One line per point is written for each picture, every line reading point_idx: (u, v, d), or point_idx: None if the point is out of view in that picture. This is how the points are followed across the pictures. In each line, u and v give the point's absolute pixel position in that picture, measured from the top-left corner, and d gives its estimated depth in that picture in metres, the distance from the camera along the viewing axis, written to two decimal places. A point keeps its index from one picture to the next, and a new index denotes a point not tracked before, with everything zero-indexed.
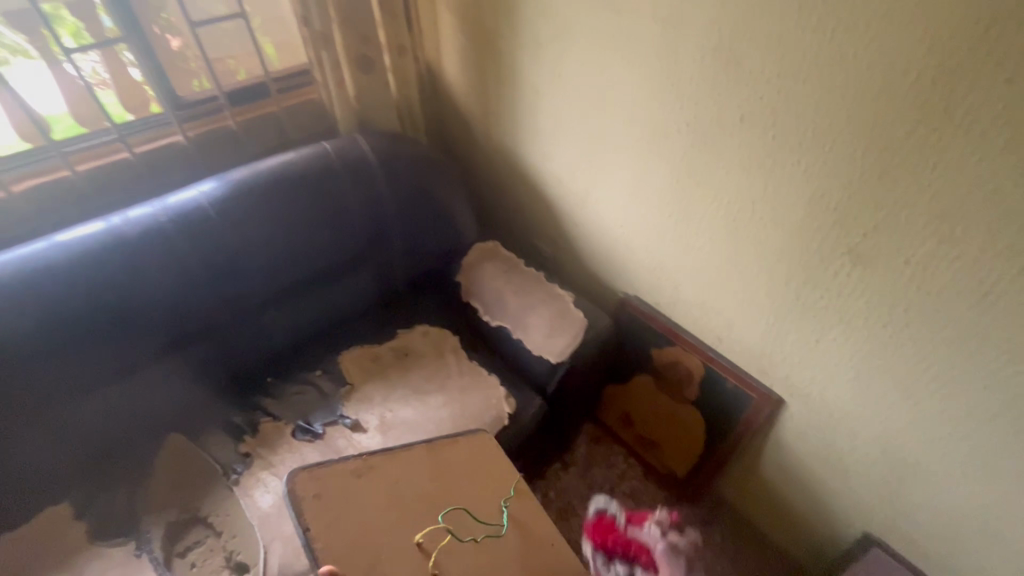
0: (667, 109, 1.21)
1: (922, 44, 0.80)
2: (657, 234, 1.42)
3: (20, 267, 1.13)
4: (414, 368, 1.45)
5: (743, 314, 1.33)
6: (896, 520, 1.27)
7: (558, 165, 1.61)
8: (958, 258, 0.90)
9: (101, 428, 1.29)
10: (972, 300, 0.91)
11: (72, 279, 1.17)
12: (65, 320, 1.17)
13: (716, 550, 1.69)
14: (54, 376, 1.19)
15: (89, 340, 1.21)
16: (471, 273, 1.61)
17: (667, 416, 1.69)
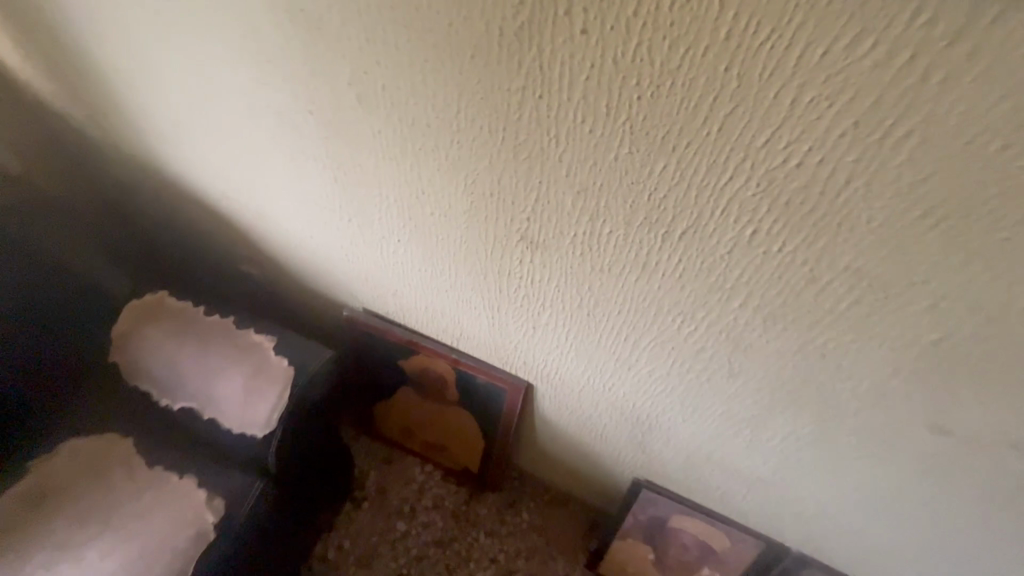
0: (280, 93, 0.90)
1: None
2: (348, 242, 1.15)
3: None
4: (64, 510, 1.04)
5: (465, 312, 1.16)
6: (652, 464, 1.29)
7: (209, 175, 1.22)
8: (612, 234, 0.77)
9: None
10: (638, 274, 0.82)
11: None
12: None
13: (528, 527, 1.65)
14: None
15: None
16: (129, 346, 1.18)
17: (443, 420, 1.54)
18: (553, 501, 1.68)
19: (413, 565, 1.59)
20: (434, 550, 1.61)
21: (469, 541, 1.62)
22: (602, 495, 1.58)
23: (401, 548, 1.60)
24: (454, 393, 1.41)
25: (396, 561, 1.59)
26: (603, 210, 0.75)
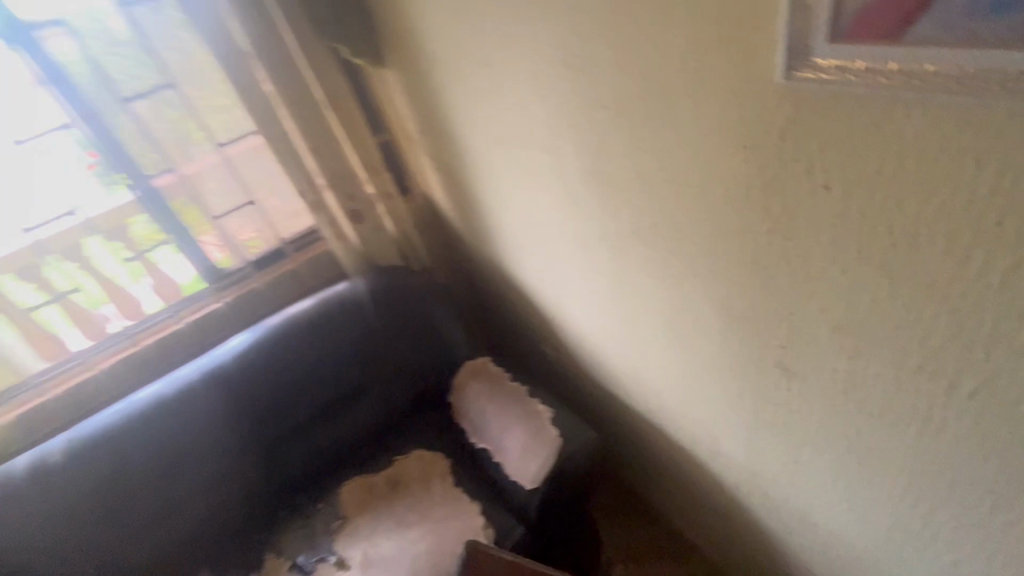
0: (582, 224, 1.17)
1: (734, 155, 0.70)
2: (621, 339, 1.33)
3: (100, 427, 1.51)
4: (403, 498, 1.48)
5: (720, 427, 1.15)
6: None
7: (533, 273, 1.62)
8: (877, 374, 0.71)
9: (133, 561, 1.51)
10: (920, 427, 0.70)
11: (110, 449, 1.49)
12: (69, 494, 1.46)
13: None
14: (115, 529, 1.49)
15: (142, 492, 1.51)
16: (460, 392, 1.64)
17: (713, 541, 1.53)
18: None
19: None
20: None
21: None
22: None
23: None
24: (729, 523, 1.39)
25: None
26: (861, 352, 0.70)
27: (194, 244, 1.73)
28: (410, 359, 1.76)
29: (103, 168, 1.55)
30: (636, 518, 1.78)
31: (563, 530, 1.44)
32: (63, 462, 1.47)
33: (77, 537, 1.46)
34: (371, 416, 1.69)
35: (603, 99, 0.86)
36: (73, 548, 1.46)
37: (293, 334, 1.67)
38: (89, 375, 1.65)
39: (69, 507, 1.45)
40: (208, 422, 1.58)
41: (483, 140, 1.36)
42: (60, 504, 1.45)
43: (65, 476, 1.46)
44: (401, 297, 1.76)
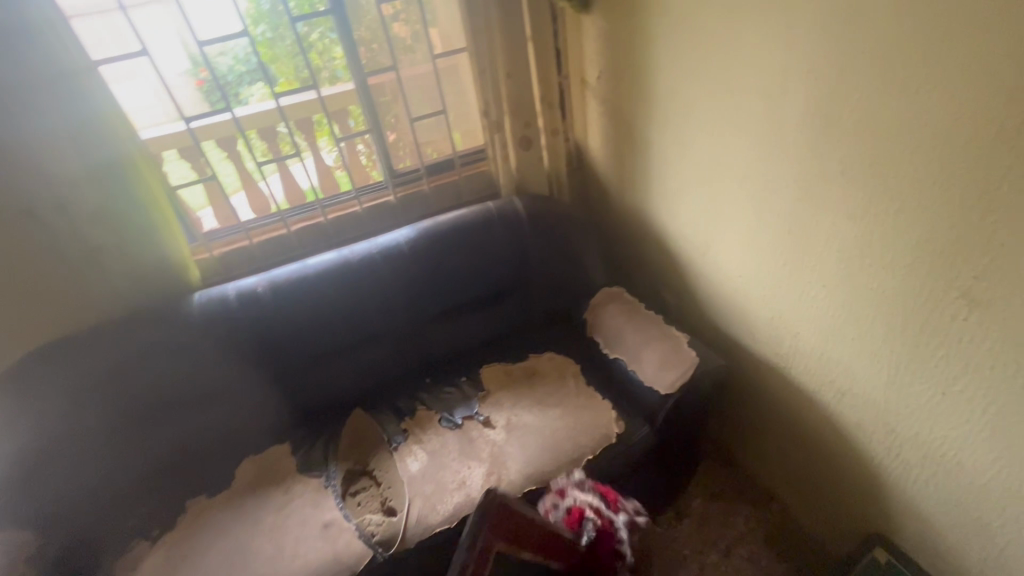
0: (778, 168, 1.34)
1: (996, 99, 0.89)
2: (773, 282, 1.49)
3: (292, 273, 1.72)
4: (540, 386, 1.70)
5: (865, 366, 1.31)
6: None
7: (682, 220, 1.79)
8: None
9: (295, 390, 1.74)
10: None
11: (300, 292, 1.69)
12: (262, 325, 1.66)
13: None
14: (288, 360, 1.72)
15: (315, 337, 1.72)
16: (597, 312, 1.84)
17: (798, 489, 1.69)
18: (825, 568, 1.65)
19: None
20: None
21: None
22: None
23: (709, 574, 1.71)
24: (833, 470, 1.54)
25: None
26: None
27: (386, 141, 1.98)
28: (552, 279, 1.93)
29: (210, 84, 1.66)
30: (717, 467, 1.95)
31: (679, 443, 1.63)
32: (265, 293, 1.68)
33: (267, 361, 1.69)
34: (507, 317, 1.94)
35: (865, 48, 1.05)
36: (257, 366, 1.69)
37: (459, 233, 1.83)
38: (285, 232, 1.95)
39: (260, 336, 1.67)
40: (379, 291, 1.77)
41: (687, 86, 1.55)
42: (253, 331, 1.66)
43: (261, 306, 1.67)
44: (557, 221, 1.92)
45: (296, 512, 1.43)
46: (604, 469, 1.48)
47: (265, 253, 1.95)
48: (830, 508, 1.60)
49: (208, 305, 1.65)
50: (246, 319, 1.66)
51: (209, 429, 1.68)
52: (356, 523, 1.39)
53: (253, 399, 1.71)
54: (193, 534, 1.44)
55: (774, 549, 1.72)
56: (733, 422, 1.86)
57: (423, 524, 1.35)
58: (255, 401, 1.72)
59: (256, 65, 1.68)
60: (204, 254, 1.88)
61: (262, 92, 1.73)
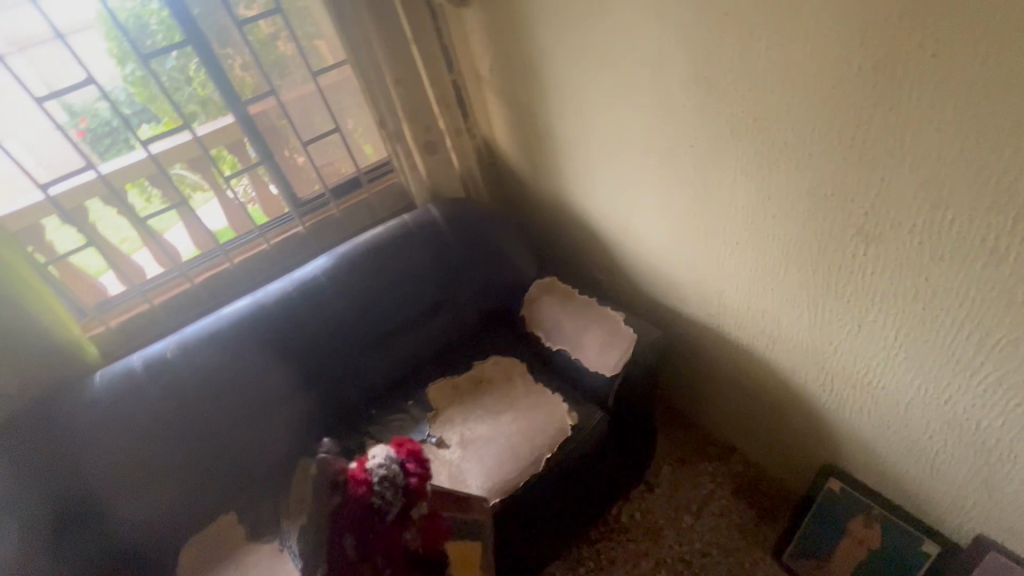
0: (674, 136, 1.35)
1: (850, 41, 0.91)
2: (691, 247, 1.51)
3: (202, 330, 1.58)
4: (489, 393, 1.65)
5: (787, 312, 1.35)
6: (993, 505, 1.18)
7: (598, 200, 1.78)
8: (954, 218, 0.93)
9: (231, 455, 1.61)
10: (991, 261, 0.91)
11: (215, 348, 1.57)
12: (178, 392, 1.53)
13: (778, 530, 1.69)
14: (216, 425, 1.57)
15: (241, 392, 1.60)
16: (533, 306, 1.81)
17: (754, 438, 1.75)
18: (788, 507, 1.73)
19: (699, 553, 1.70)
20: (707, 531, 1.74)
21: (728, 533, 1.72)
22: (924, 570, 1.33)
23: (687, 538, 1.74)
24: (780, 415, 1.59)
25: (680, 547, 1.73)
26: (944, 200, 0.92)
27: (283, 171, 1.87)
28: (483, 282, 1.89)
29: (94, 134, 1.55)
30: (676, 433, 1.99)
31: (635, 422, 1.63)
32: (176, 356, 1.54)
33: (192, 429, 1.55)
34: (445, 329, 1.88)
35: (727, 8, 1.06)
36: (180, 438, 1.53)
37: (378, 254, 1.75)
38: (189, 286, 1.79)
39: (180, 404, 1.53)
40: (303, 330, 1.66)
41: (574, 67, 1.53)
42: (170, 401, 1.52)
43: (174, 372, 1.53)
44: (477, 223, 1.88)
45: None
46: (566, 465, 1.46)
47: (171, 313, 1.79)
48: (785, 450, 1.66)
49: (111, 383, 1.50)
50: (159, 391, 1.52)
51: (139, 520, 1.52)
52: None
53: (183, 476, 1.55)
54: None
55: (743, 500, 1.78)
56: (683, 386, 1.90)
57: None
58: (188, 476, 1.56)
59: (133, 109, 1.57)
60: (96, 327, 1.69)
61: (131, 143, 1.61)
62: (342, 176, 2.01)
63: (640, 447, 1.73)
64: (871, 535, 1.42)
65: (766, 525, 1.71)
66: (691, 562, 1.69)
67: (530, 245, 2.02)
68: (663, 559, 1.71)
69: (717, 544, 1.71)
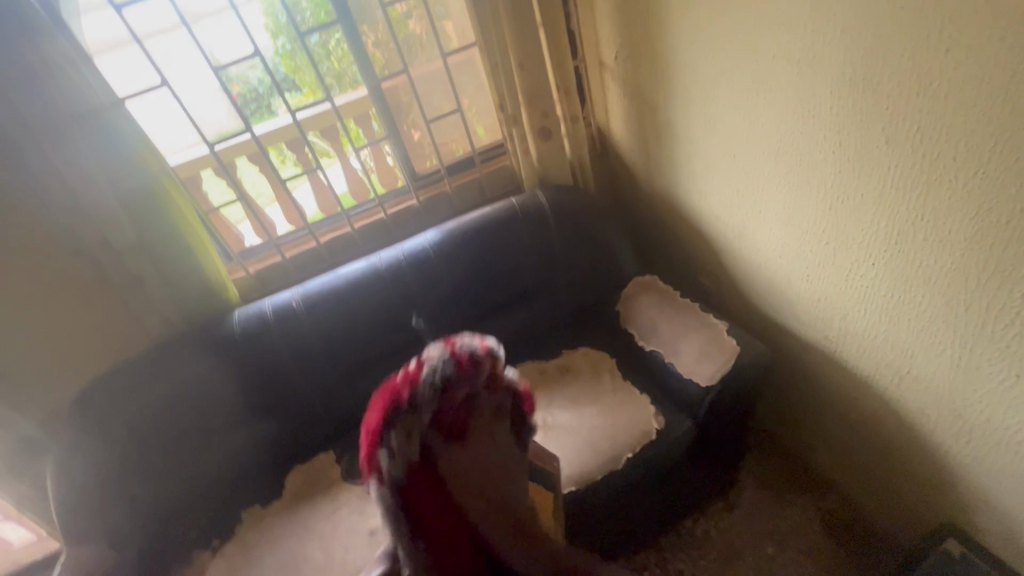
0: (814, 139, 1.24)
1: None
2: (816, 262, 1.39)
3: (323, 286, 1.75)
4: (575, 383, 1.66)
5: (924, 349, 1.20)
6: None
7: (714, 201, 1.69)
8: None
9: (335, 401, 1.78)
10: None
11: (332, 303, 1.72)
12: (298, 339, 1.71)
13: None
14: (326, 371, 1.75)
15: (350, 346, 1.75)
16: (630, 303, 1.78)
17: (858, 478, 1.59)
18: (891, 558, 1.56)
19: None
20: (788, 564, 1.63)
21: (813, 572, 1.60)
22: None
23: (765, 567, 1.64)
24: (898, 459, 1.43)
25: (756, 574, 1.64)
26: None
27: (405, 146, 1.98)
28: (581, 272, 1.88)
29: (245, 98, 1.72)
30: (766, 455, 1.87)
31: (725, 437, 1.56)
32: (299, 307, 1.72)
33: (307, 372, 1.73)
34: (538, 313, 1.90)
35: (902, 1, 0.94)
36: (297, 378, 1.73)
37: (484, 233, 1.81)
38: (315, 244, 1.98)
39: (299, 348, 1.71)
40: (409, 297, 1.77)
41: (709, 59, 1.45)
42: (293, 345, 1.71)
43: (297, 320, 1.71)
44: (582, 212, 1.87)
45: (344, 520, 1.46)
46: (645, 468, 1.44)
47: (297, 266, 2.00)
48: (896, 497, 1.49)
49: (247, 322, 1.70)
50: (283, 337, 1.70)
51: (255, 442, 1.74)
52: None
53: (297, 411, 1.76)
54: (248, 545, 1.49)
55: (836, 540, 1.64)
56: (782, 408, 1.77)
57: None
58: (300, 412, 1.76)
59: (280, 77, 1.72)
60: (239, 271, 1.94)
61: (275, 108, 1.77)
62: (458, 155, 2.09)
63: (726, 464, 1.65)
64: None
65: (859, 573, 1.56)
66: None
67: (634, 240, 1.98)
68: None
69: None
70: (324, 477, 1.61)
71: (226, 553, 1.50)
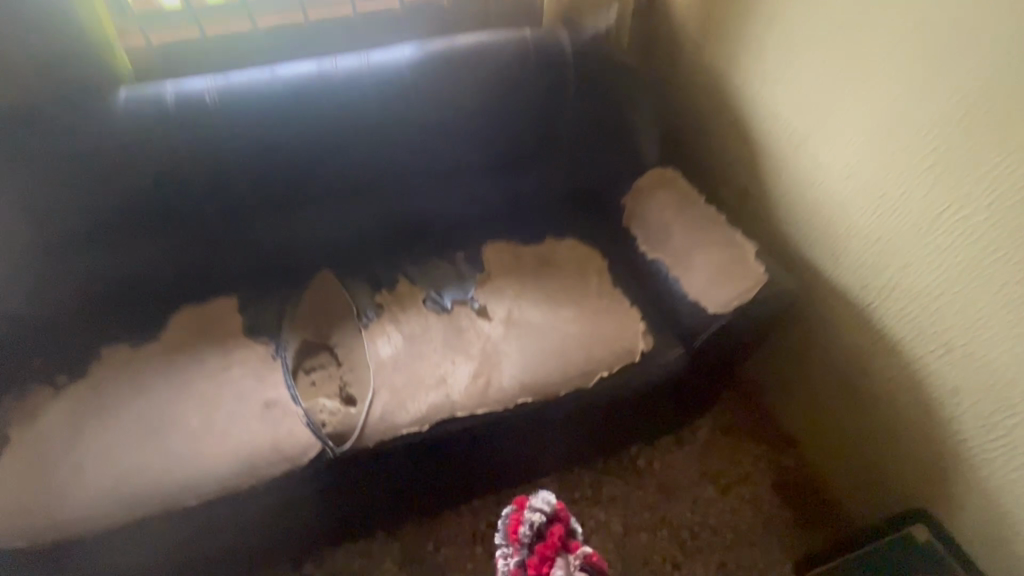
0: (997, 13, 0.90)
1: None
2: (901, 190, 1.11)
3: (252, 82, 1.26)
4: (554, 278, 1.35)
5: (1006, 317, 0.98)
6: None
7: (782, 93, 1.30)
8: None
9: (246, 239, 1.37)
10: None
11: (265, 111, 1.25)
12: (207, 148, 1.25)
13: (811, 543, 1.46)
14: (243, 199, 1.32)
15: (277, 175, 1.32)
16: (640, 197, 1.43)
17: (830, 442, 1.45)
18: (832, 524, 1.48)
19: (709, 532, 1.49)
20: (728, 511, 1.52)
21: (751, 523, 1.50)
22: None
23: (703, 509, 1.52)
24: (892, 433, 1.26)
25: (692, 516, 1.52)
26: None
27: None
28: (590, 147, 1.49)
29: None
30: (731, 399, 1.71)
31: (711, 376, 1.33)
32: (214, 105, 1.24)
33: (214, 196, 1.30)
34: (525, 188, 1.51)
35: None
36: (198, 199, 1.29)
37: (485, 67, 1.35)
38: (248, 29, 1.46)
39: (203, 163, 1.25)
40: (369, 128, 1.32)
41: None
42: (195, 156, 1.24)
43: (209, 122, 1.23)
44: (612, 68, 1.43)
45: (235, 383, 1.15)
46: (618, 391, 1.19)
47: (222, 51, 1.48)
48: (868, 469, 1.36)
49: (135, 107, 1.20)
50: (182, 142, 1.23)
51: (128, 271, 1.29)
52: (304, 408, 1.12)
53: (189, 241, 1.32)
54: (105, 389, 1.14)
55: (782, 496, 1.53)
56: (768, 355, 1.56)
57: (386, 423, 1.08)
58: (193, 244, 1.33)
59: None
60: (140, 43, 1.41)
61: None
62: None
63: (698, 403, 1.45)
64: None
65: (799, 532, 1.47)
66: (698, 536, 1.49)
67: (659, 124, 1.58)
68: (671, 519, 1.52)
69: (734, 529, 1.49)
70: (220, 326, 1.27)
71: (74, 393, 1.15)
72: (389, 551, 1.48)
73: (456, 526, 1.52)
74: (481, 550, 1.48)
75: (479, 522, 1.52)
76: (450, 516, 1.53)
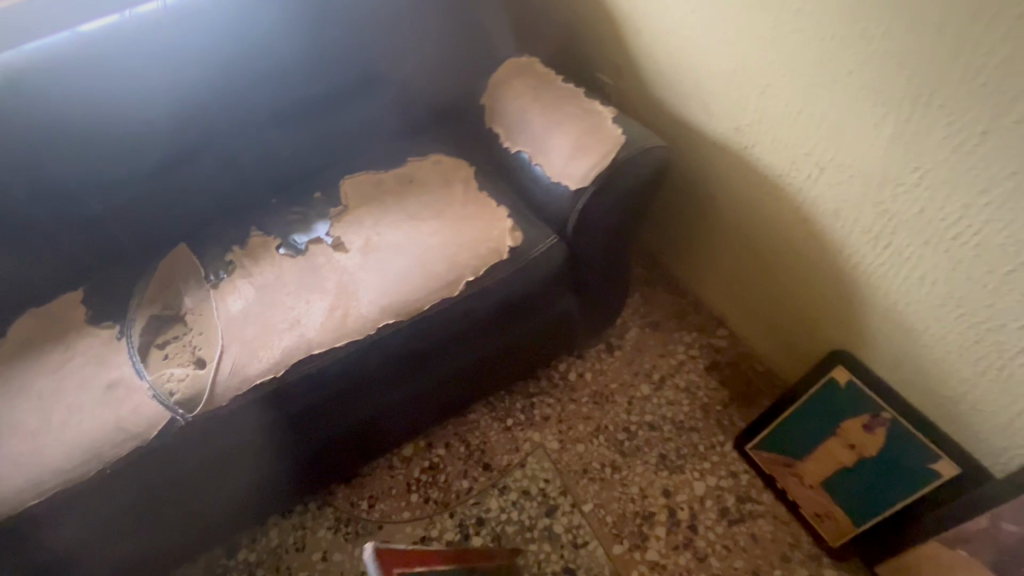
0: None
1: None
2: (739, 16, 1.00)
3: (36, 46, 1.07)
4: (416, 195, 1.24)
5: (857, 122, 0.89)
6: None
7: None
8: None
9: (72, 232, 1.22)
10: None
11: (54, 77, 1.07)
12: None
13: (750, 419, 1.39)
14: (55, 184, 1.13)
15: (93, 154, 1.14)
16: (497, 92, 1.31)
17: (751, 310, 1.37)
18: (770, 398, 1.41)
19: (645, 429, 1.42)
20: (664, 405, 1.45)
21: (687, 413, 1.43)
22: (924, 488, 1.02)
23: (639, 408, 1.46)
24: (798, 282, 1.18)
25: (628, 417, 1.45)
26: None
27: None
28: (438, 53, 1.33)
29: None
30: (658, 294, 1.61)
31: (604, 265, 1.23)
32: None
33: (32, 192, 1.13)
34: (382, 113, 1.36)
35: None
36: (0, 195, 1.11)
37: None
38: None
39: None
40: (184, 75, 1.14)
41: None
42: None
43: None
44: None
45: (77, 373, 1.05)
46: (492, 297, 1.10)
47: None
48: (789, 329, 1.28)
49: None
50: None
51: None
52: (152, 381, 1.02)
53: None
54: None
55: (718, 379, 1.46)
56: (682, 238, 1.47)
57: (237, 378, 1.00)
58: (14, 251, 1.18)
59: None
60: None
61: None
62: None
63: (605, 300, 1.34)
64: (868, 440, 1.09)
65: (737, 412, 1.41)
66: (634, 435, 1.42)
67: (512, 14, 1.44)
68: (605, 424, 1.45)
69: (672, 422, 1.42)
70: (62, 320, 1.16)
71: None
72: (321, 520, 1.40)
73: (387, 479, 1.44)
74: (415, 499, 1.40)
75: (411, 470, 1.44)
76: (380, 471, 1.45)
